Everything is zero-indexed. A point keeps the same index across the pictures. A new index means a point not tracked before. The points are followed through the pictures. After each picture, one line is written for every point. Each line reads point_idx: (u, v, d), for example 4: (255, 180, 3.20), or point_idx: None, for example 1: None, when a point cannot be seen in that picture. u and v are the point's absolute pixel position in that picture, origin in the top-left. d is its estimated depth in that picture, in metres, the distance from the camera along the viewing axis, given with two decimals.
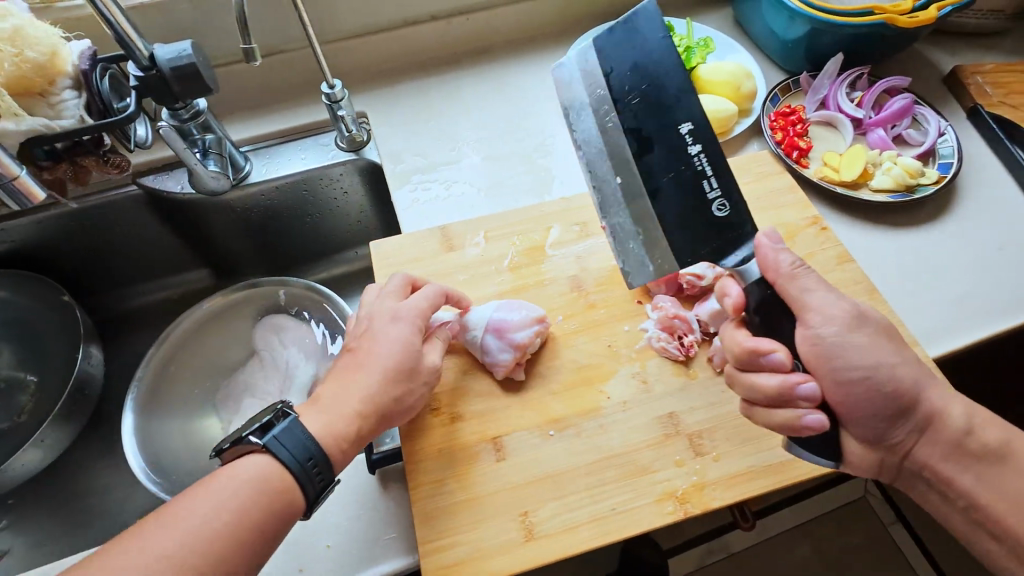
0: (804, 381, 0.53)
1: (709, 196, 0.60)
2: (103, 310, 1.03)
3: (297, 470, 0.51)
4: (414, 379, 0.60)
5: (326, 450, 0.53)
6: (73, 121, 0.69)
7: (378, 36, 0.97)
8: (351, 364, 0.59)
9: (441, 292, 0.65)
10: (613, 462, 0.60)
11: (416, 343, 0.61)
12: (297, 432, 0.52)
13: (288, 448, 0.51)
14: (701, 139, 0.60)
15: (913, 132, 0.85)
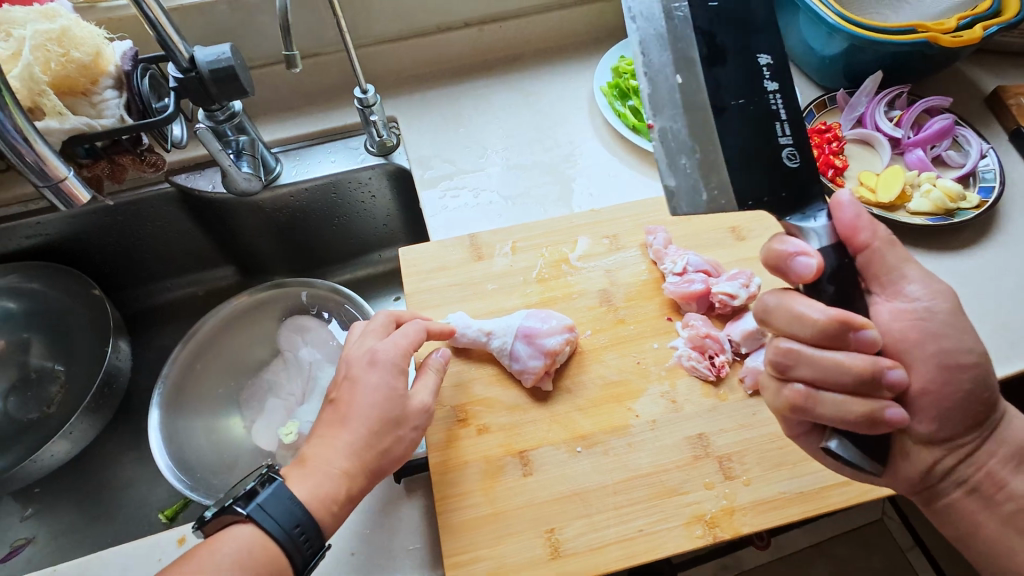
0: (892, 367, 0.48)
1: (780, 141, 0.57)
2: (130, 304, 1.04)
3: (284, 538, 0.51)
4: (401, 419, 0.58)
5: (313, 516, 0.53)
6: (113, 121, 0.69)
7: (411, 40, 0.97)
8: (333, 415, 0.58)
9: (422, 329, 0.64)
10: (641, 482, 0.59)
11: (397, 384, 0.59)
12: (281, 497, 0.52)
13: (273, 517, 0.51)
14: (779, 78, 0.58)
15: (953, 154, 0.83)
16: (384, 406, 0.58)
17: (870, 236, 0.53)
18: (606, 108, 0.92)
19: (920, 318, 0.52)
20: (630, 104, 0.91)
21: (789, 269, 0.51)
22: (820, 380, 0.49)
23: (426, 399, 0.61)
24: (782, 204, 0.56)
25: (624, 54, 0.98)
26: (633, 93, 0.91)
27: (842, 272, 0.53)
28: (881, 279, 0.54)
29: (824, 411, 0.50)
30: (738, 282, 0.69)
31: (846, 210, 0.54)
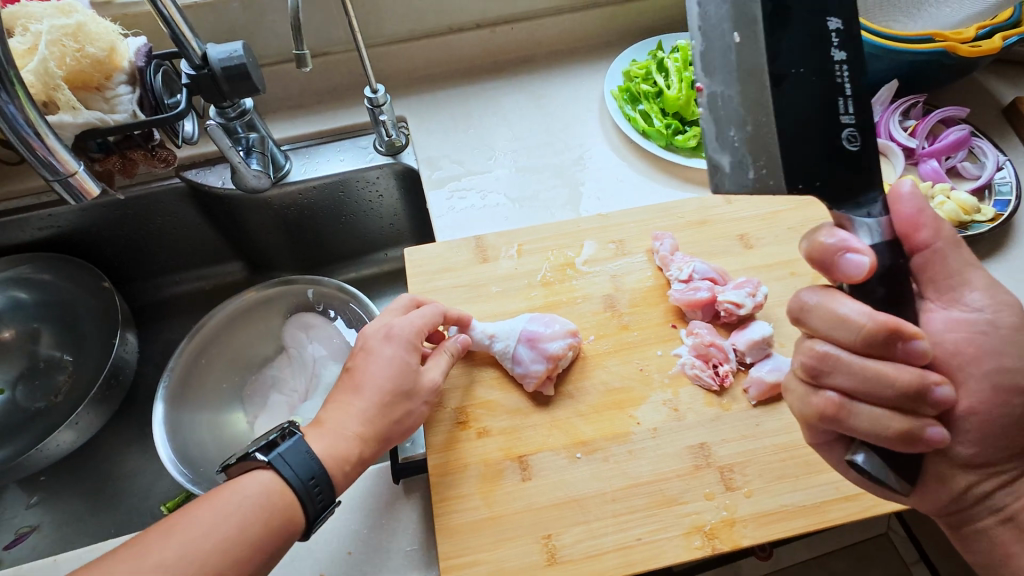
0: (940, 383, 0.46)
1: (842, 119, 0.50)
2: (140, 297, 1.06)
3: (299, 487, 0.53)
4: (410, 396, 0.60)
5: (327, 471, 0.55)
6: (125, 116, 0.70)
7: (422, 41, 0.98)
8: (347, 384, 0.61)
9: (437, 310, 0.65)
10: (641, 491, 0.58)
11: (409, 361, 0.61)
12: (299, 450, 0.54)
13: (291, 466, 0.54)
14: (848, 48, 0.51)
15: (969, 165, 0.82)
16: (395, 382, 0.60)
17: (930, 236, 0.51)
18: (616, 112, 0.91)
19: (971, 327, 0.51)
20: (640, 108, 0.91)
21: (835, 266, 0.48)
22: (859, 389, 0.48)
23: (434, 377, 0.63)
24: (837, 192, 0.50)
25: (636, 57, 0.97)
26: (643, 98, 0.90)
27: (895, 270, 0.49)
28: (938, 284, 0.52)
29: (857, 422, 0.48)
30: (744, 291, 0.68)
31: (905, 204, 0.51)
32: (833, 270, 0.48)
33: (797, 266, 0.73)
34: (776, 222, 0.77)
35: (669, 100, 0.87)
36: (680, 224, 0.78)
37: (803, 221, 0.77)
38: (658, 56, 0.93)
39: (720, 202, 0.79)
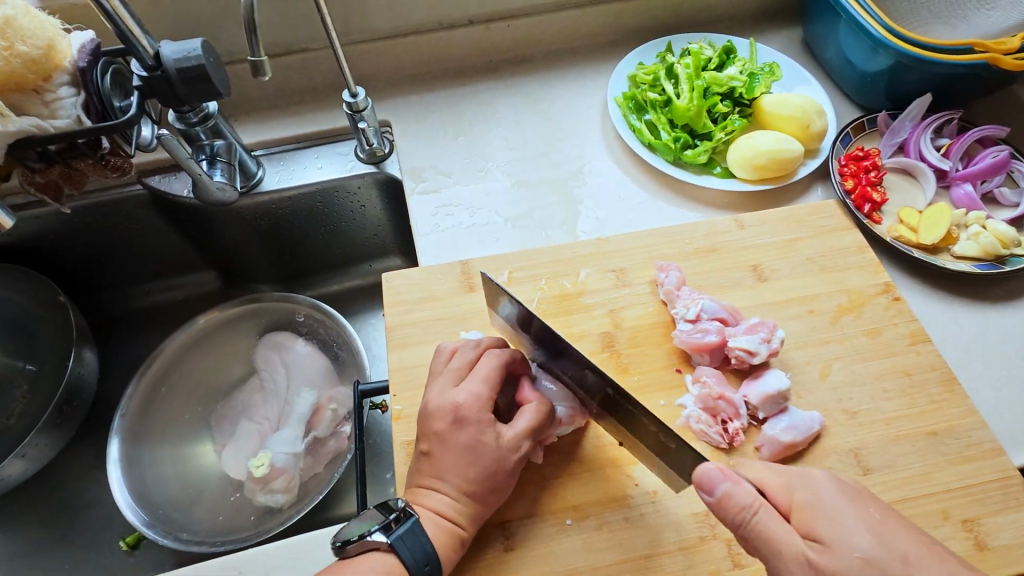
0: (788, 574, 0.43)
1: None
2: (99, 310, 0.97)
3: (416, 574, 0.48)
4: (501, 476, 0.51)
5: (441, 554, 0.50)
6: (67, 122, 0.62)
7: (410, 37, 0.89)
8: (428, 470, 0.52)
9: (498, 369, 0.54)
10: (637, 566, 0.52)
11: (488, 439, 0.52)
12: (419, 535, 0.49)
13: (410, 550, 0.48)
14: None
15: (1007, 191, 0.74)
16: (482, 465, 0.51)
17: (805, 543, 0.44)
18: (620, 121, 0.83)
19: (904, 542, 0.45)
20: (646, 118, 0.83)
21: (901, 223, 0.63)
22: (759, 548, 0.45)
23: (526, 447, 0.53)
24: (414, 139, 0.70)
25: (643, 60, 0.88)
26: (650, 107, 0.82)
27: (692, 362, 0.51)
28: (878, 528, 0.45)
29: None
30: (758, 336, 0.60)
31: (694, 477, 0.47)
32: (701, 487, 0.46)
33: (817, 303, 0.66)
34: (794, 250, 0.70)
35: (678, 111, 0.79)
36: (688, 252, 0.70)
37: (824, 251, 0.70)
38: (668, 60, 0.84)
39: (732, 227, 0.72)
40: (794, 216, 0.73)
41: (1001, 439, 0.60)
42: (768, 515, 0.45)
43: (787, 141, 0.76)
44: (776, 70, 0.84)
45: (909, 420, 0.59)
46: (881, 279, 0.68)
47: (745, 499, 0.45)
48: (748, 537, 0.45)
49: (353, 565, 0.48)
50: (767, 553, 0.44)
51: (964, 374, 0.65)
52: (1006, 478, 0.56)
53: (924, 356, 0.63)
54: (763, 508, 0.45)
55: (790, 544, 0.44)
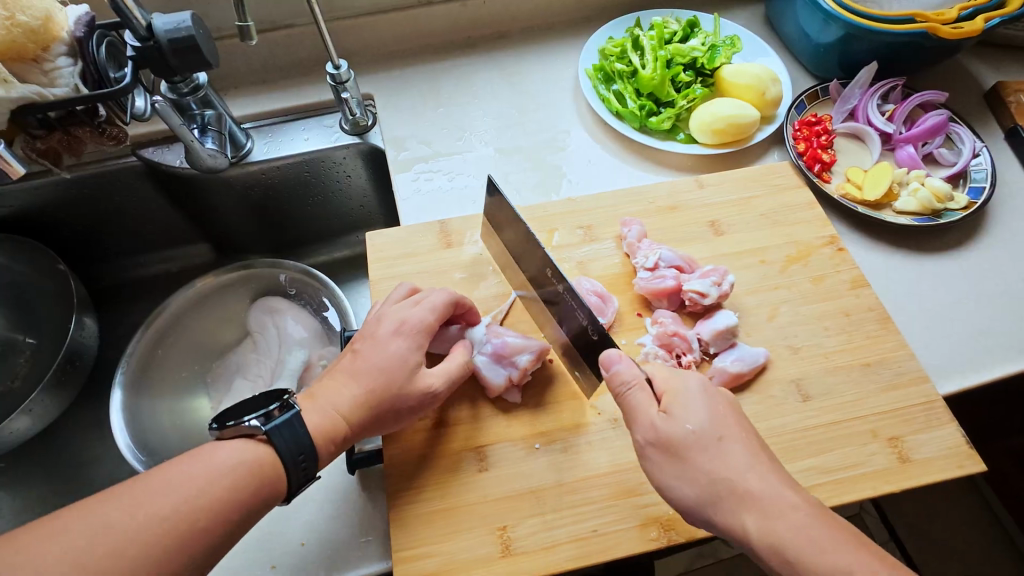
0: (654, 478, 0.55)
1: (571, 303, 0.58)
2: (98, 280, 1.01)
3: (287, 460, 0.51)
4: (402, 402, 0.56)
5: (316, 445, 0.52)
6: (66, 90, 0.66)
7: (389, 14, 0.93)
8: (347, 368, 0.57)
9: (450, 300, 0.61)
10: (599, 482, 0.58)
11: (414, 360, 0.57)
12: (296, 426, 0.51)
13: (285, 440, 0.51)
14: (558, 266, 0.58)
15: (945, 151, 0.80)
16: (393, 382, 0.56)
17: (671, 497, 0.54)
18: (590, 91, 0.88)
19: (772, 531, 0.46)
20: (614, 88, 0.88)
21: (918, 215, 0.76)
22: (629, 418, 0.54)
23: (439, 386, 0.58)
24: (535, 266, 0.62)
25: (612, 34, 0.93)
26: (617, 78, 0.88)
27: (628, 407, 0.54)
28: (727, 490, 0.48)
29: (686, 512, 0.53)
30: (709, 280, 0.66)
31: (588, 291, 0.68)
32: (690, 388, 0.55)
33: (768, 254, 0.72)
34: (749, 207, 0.76)
35: (643, 80, 0.84)
36: (650, 210, 0.76)
37: (775, 208, 0.76)
38: (635, 33, 0.90)
39: (692, 186, 0.77)
40: (749, 176, 0.78)
41: (931, 371, 0.67)
42: (641, 391, 0.53)
43: (744, 107, 0.81)
44: (736, 42, 0.89)
45: (846, 353, 0.65)
46: (827, 232, 0.73)
47: (631, 377, 0.54)
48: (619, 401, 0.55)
49: (225, 447, 0.50)
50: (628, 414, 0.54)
51: (901, 315, 0.71)
52: (929, 402, 0.62)
53: (863, 299, 0.69)
54: (643, 386, 0.53)
55: (645, 416, 0.52)
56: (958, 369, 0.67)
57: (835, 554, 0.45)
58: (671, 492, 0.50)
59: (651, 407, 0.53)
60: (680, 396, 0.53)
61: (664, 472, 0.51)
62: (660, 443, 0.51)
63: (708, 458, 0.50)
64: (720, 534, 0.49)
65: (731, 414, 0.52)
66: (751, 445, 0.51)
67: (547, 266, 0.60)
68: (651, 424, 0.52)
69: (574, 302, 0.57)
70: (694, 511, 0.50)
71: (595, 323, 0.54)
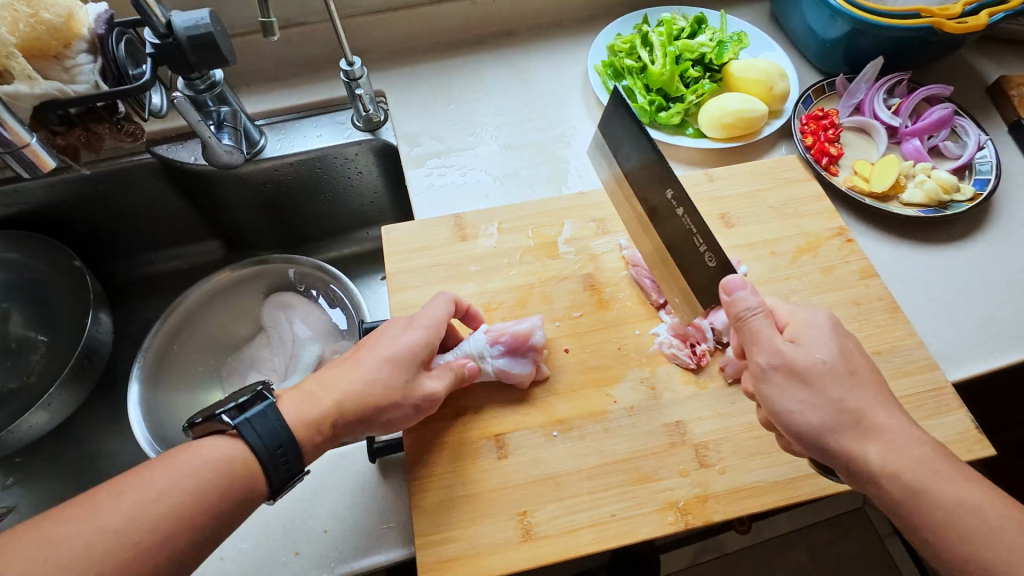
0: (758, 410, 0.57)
1: (699, 248, 0.60)
2: (111, 276, 1.02)
3: (263, 453, 0.51)
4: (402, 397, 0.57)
5: (296, 438, 0.52)
6: (87, 86, 0.67)
7: (400, 12, 0.94)
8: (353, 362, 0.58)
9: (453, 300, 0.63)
10: (616, 468, 0.59)
11: (422, 354, 0.59)
12: (270, 417, 0.52)
13: (256, 430, 0.51)
14: (683, 204, 0.60)
15: (951, 144, 0.82)
16: (399, 375, 0.57)
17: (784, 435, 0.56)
18: (600, 87, 0.90)
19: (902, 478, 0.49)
20: (624, 84, 0.89)
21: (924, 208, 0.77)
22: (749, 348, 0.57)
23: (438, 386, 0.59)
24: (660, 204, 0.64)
25: (621, 31, 0.94)
26: (627, 73, 0.89)
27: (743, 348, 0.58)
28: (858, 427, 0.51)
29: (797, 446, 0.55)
30: None
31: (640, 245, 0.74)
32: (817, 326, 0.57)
33: (778, 245, 0.73)
34: (758, 200, 0.77)
35: (653, 76, 0.85)
36: None
37: (784, 200, 0.77)
38: (643, 29, 0.91)
39: (702, 179, 0.79)
40: (758, 170, 0.79)
41: (939, 359, 0.68)
42: (764, 318, 0.55)
43: (753, 102, 0.82)
44: (744, 38, 0.90)
45: (857, 342, 0.66)
46: (836, 224, 0.75)
47: (752, 303, 0.56)
48: (739, 330, 0.57)
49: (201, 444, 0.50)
50: (748, 341, 0.55)
51: (909, 305, 0.72)
52: (939, 388, 0.63)
53: (872, 288, 0.70)
54: (765, 312, 0.55)
55: (771, 340, 0.54)
56: (966, 357, 0.68)
57: (956, 487, 0.48)
58: (796, 419, 0.52)
59: (776, 336, 0.55)
60: (810, 329, 0.55)
61: (785, 392, 0.53)
62: (784, 367, 0.53)
63: (841, 385, 0.52)
64: (829, 459, 0.52)
65: (855, 350, 0.55)
66: (869, 378, 0.54)
67: (668, 187, 0.62)
68: (778, 349, 0.54)
69: (693, 222, 0.60)
70: (814, 438, 0.51)
71: (718, 248, 0.58)
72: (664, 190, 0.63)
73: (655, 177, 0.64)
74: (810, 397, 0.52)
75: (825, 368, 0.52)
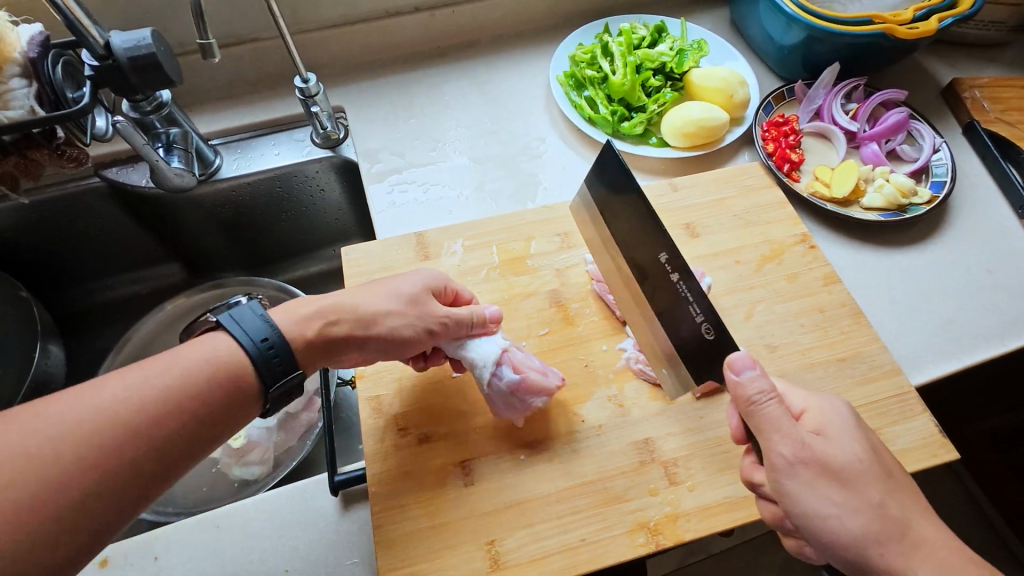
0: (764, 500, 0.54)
1: (697, 319, 0.56)
2: (63, 304, 0.97)
3: (254, 353, 0.50)
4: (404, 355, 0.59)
5: (288, 342, 0.52)
6: (22, 112, 0.64)
7: (358, 26, 0.92)
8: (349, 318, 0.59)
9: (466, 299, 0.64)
10: (586, 490, 0.58)
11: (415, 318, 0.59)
12: (254, 312, 0.51)
13: (244, 327, 0.50)
14: (677, 267, 0.57)
15: (908, 148, 0.83)
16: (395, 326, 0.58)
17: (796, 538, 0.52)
18: (562, 98, 0.89)
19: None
20: (586, 94, 0.89)
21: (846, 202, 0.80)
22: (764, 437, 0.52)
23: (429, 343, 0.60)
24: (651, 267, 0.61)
25: (582, 41, 0.94)
26: (588, 84, 0.88)
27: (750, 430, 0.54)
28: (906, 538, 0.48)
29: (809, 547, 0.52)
30: None
31: None
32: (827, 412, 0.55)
33: (742, 254, 0.73)
34: (722, 208, 0.77)
35: (614, 86, 0.85)
36: None
37: (748, 208, 0.77)
38: (604, 39, 0.90)
39: (666, 189, 0.78)
40: (721, 178, 0.79)
41: (902, 364, 0.69)
42: (778, 405, 0.51)
43: (713, 110, 0.82)
44: (704, 45, 0.90)
45: (822, 350, 0.67)
46: (799, 231, 0.75)
47: (764, 386, 0.51)
48: (752, 417, 0.52)
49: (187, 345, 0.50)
50: (767, 432, 0.50)
51: (872, 309, 0.73)
52: (902, 394, 0.64)
53: (836, 295, 0.70)
54: (778, 396, 0.51)
55: (795, 431, 0.50)
56: (928, 359, 0.69)
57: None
58: (833, 523, 0.48)
59: (796, 426, 0.51)
60: (824, 416, 0.53)
61: (817, 493, 0.49)
62: (812, 464, 0.49)
63: (866, 477, 0.49)
64: (848, 567, 0.50)
65: (865, 432, 0.53)
66: (886, 463, 0.51)
67: (659, 251, 0.59)
68: (803, 441, 0.50)
69: (690, 292, 0.56)
70: (846, 545, 0.48)
71: (719, 322, 0.54)
72: (655, 253, 0.60)
73: (647, 239, 0.61)
74: (843, 501, 0.48)
75: (858, 466, 0.49)
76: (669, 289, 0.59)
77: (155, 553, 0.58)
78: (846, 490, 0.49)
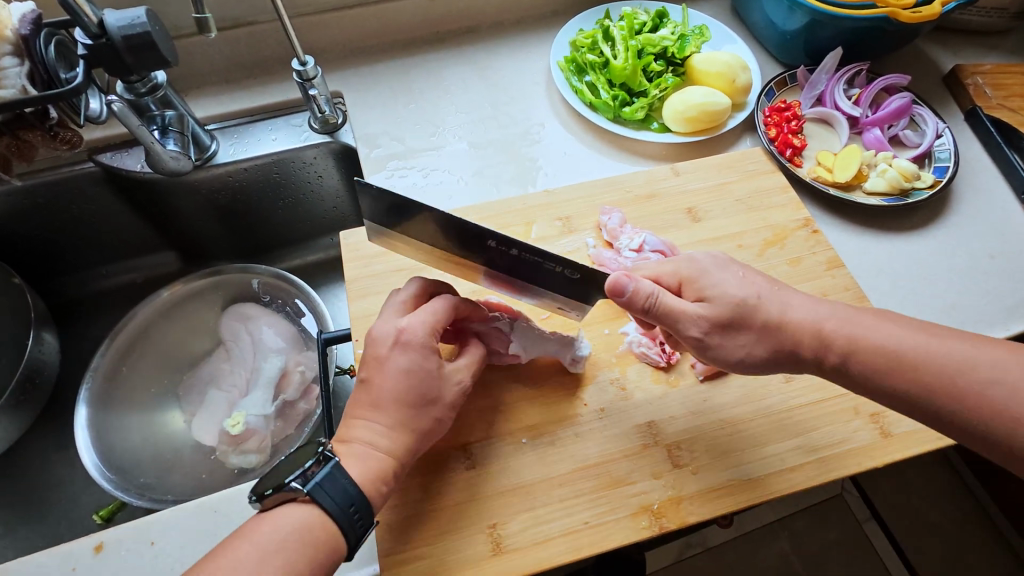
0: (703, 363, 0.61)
1: (554, 270, 0.56)
2: (59, 292, 0.96)
3: (340, 517, 0.47)
4: (440, 399, 0.54)
5: (366, 493, 0.49)
6: (14, 91, 0.63)
7: (356, 10, 0.91)
8: (365, 400, 0.52)
9: (448, 304, 0.56)
10: (589, 473, 0.57)
11: (430, 365, 0.53)
12: (339, 477, 0.48)
13: (333, 495, 0.48)
14: (514, 243, 0.54)
15: (910, 133, 0.83)
16: (423, 386, 0.53)
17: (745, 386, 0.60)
18: (563, 83, 0.88)
19: None
20: (587, 79, 0.88)
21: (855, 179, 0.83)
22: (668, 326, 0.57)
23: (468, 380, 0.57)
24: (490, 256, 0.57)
25: (583, 26, 0.93)
26: (589, 68, 0.87)
27: None
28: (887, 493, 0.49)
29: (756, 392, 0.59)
30: None
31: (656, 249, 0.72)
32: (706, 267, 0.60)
33: (745, 238, 0.73)
34: (724, 192, 0.76)
35: (615, 70, 0.84)
36: (628, 200, 0.75)
37: (748, 193, 0.76)
38: (604, 24, 0.89)
39: (668, 174, 0.77)
40: (724, 162, 0.78)
41: None
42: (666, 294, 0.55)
43: (715, 94, 0.82)
44: (706, 31, 0.89)
45: None
46: (801, 215, 0.74)
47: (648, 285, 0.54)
48: (653, 315, 0.56)
49: (269, 519, 0.46)
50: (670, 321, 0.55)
51: (875, 294, 0.72)
52: None
53: (839, 279, 0.70)
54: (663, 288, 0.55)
55: (686, 311, 0.55)
56: None
57: None
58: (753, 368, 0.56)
59: (683, 304, 0.55)
60: (698, 279, 0.57)
61: (731, 350, 0.55)
62: (714, 330, 0.55)
63: (756, 318, 0.55)
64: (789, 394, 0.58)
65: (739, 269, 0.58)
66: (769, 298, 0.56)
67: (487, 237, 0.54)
68: (698, 316, 0.55)
69: (532, 253, 0.54)
70: None
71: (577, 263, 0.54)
72: (482, 239, 0.55)
73: (460, 233, 0.55)
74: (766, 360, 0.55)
75: (749, 317, 0.55)
76: (495, 261, 0.57)
77: (152, 538, 0.58)
78: (752, 337, 0.55)
